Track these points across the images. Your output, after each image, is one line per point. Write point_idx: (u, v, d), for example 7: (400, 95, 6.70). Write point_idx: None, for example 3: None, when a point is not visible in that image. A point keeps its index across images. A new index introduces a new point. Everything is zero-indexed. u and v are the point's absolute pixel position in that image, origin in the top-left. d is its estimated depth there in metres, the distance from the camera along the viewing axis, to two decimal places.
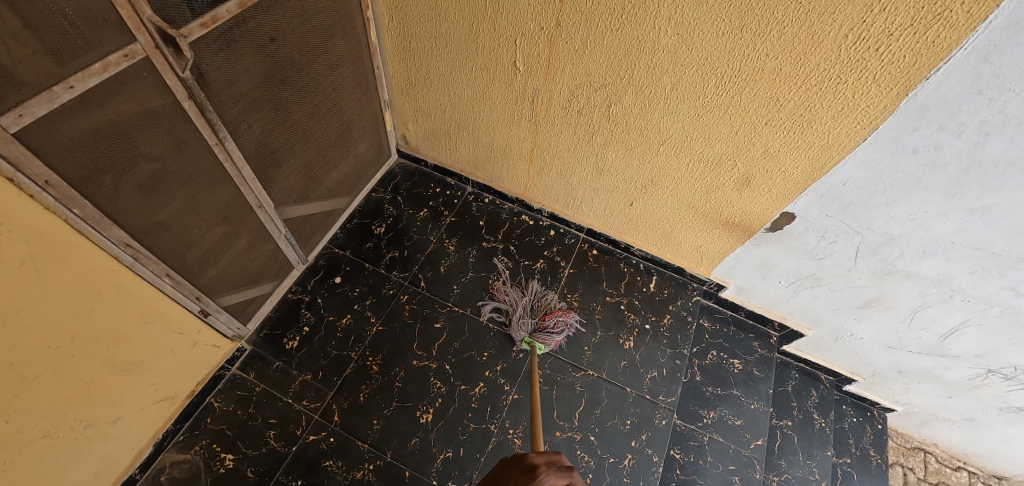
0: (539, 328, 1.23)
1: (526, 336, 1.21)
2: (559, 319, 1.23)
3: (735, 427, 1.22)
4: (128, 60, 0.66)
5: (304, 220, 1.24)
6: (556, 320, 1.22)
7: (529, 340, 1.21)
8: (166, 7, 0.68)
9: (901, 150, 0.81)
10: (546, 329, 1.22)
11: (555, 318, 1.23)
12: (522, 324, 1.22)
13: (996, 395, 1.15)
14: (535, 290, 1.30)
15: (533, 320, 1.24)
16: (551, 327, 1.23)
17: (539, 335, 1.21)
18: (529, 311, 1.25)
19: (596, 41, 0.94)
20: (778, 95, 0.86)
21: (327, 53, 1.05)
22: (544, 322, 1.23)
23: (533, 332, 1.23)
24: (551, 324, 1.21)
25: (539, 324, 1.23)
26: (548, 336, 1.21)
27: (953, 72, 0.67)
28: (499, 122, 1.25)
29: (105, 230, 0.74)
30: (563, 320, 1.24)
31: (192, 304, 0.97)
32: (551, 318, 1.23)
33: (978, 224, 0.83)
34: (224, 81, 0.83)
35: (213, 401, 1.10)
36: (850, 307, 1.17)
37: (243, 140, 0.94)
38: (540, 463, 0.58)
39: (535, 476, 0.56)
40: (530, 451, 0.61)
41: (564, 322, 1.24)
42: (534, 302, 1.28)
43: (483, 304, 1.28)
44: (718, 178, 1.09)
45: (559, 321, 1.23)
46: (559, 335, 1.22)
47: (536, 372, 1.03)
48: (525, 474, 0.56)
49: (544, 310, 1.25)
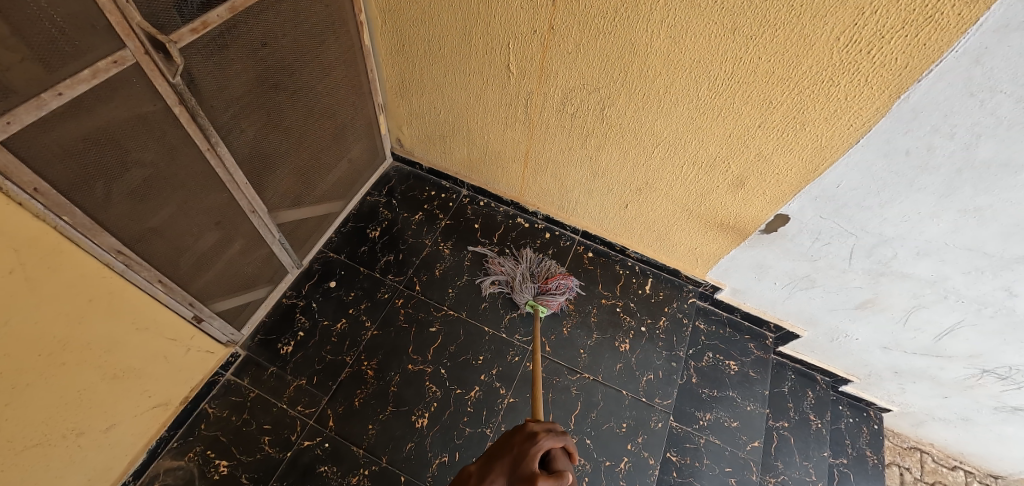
0: (541, 291, 1.26)
1: (529, 300, 1.24)
2: (560, 282, 1.25)
3: (731, 429, 1.22)
4: (118, 66, 0.65)
5: (299, 225, 1.24)
6: (557, 283, 1.24)
7: (532, 303, 1.24)
8: (157, 13, 0.68)
9: (894, 152, 0.81)
10: (549, 292, 1.25)
11: (556, 282, 1.25)
12: (521, 291, 1.26)
13: (992, 395, 1.15)
14: (531, 255, 1.32)
15: (534, 285, 1.26)
16: (553, 289, 1.25)
17: (541, 298, 1.24)
18: (528, 277, 1.27)
19: (589, 44, 0.94)
20: (771, 97, 0.86)
21: (320, 56, 1.04)
22: (546, 285, 1.26)
23: (536, 294, 1.26)
24: (553, 287, 1.24)
25: (541, 288, 1.26)
26: (551, 298, 1.25)
27: (944, 74, 0.68)
28: (494, 125, 1.24)
29: (96, 237, 0.73)
30: (565, 282, 1.26)
31: (185, 310, 0.96)
32: (553, 281, 1.25)
33: (972, 225, 0.83)
34: (216, 86, 0.83)
35: (207, 407, 1.10)
36: (845, 308, 1.18)
37: (236, 145, 0.94)
38: (538, 430, 0.60)
39: (536, 441, 0.57)
40: (529, 421, 0.62)
41: (567, 285, 1.26)
42: (534, 267, 1.29)
43: (478, 282, 1.32)
44: (712, 181, 1.09)
45: (560, 284, 1.25)
46: (562, 296, 1.25)
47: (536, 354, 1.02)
48: (526, 441, 0.58)
49: (544, 274, 1.27)
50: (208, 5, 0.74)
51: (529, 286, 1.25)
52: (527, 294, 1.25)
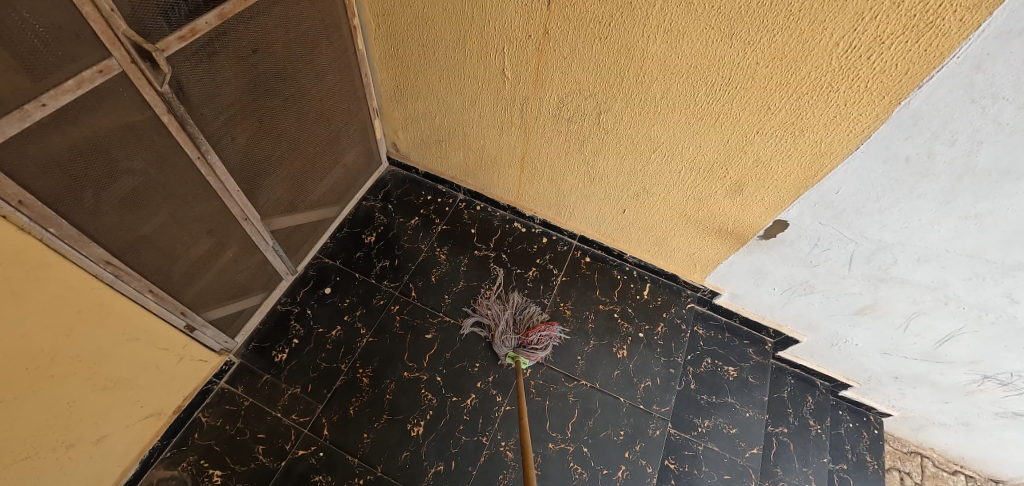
0: (522, 344, 1.21)
1: (510, 351, 1.19)
2: (542, 334, 1.24)
3: (729, 436, 1.21)
4: (103, 76, 0.64)
5: (293, 231, 1.23)
6: (540, 336, 1.23)
7: (513, 355, 1.19)
8: (143, 21, 0.66)
9: (894, 158, 0.80)
10: (530, 345, 1.22)
11: (539, 334, 1.23)
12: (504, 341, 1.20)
13: (993, 400, 1.14)
14: (517, 303, 1.29)
15: (516, 335, 1.22)
16: (534, 343, 1.22)
17: (522, 350, 1.20)
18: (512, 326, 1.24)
19: (584, 49, 0.93)
20: (769, 103, 0.85)
21: (312, 62, 1.03)
22: (528, 338, 1.22)
23: (517, 347, 1.22)
24: (536, 340, 1.21)
25: (523, 340, 1.22)
26: (531, 352, 1.21)
27: (945, 80, 0.66)
28: (490, 130, 1.23)
29: (84, 248, 0.72)
30: (546, 336, 1.24)
31: (177, 319, 0.95)
32: (535, 334, 1.22)
33: (973, 232, 0.82)
34: (205, 94, 0.82)
35: (201, 416, 1.09)
36: (845, 314, 1.16)
37: (227, 152, 0.92)
38: None
39: None
40: None
41: (547, 338, 1.25)
42: (517, 317, 1.27)
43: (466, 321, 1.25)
44: (710, 186, 1.08)
45: (542, 337, 1.24)
46: (542, 351, 1.23)
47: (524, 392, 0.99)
48: None
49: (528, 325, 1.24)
50: (196, 12, 0.72)
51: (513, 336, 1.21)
52: (510, 344, 1.20)
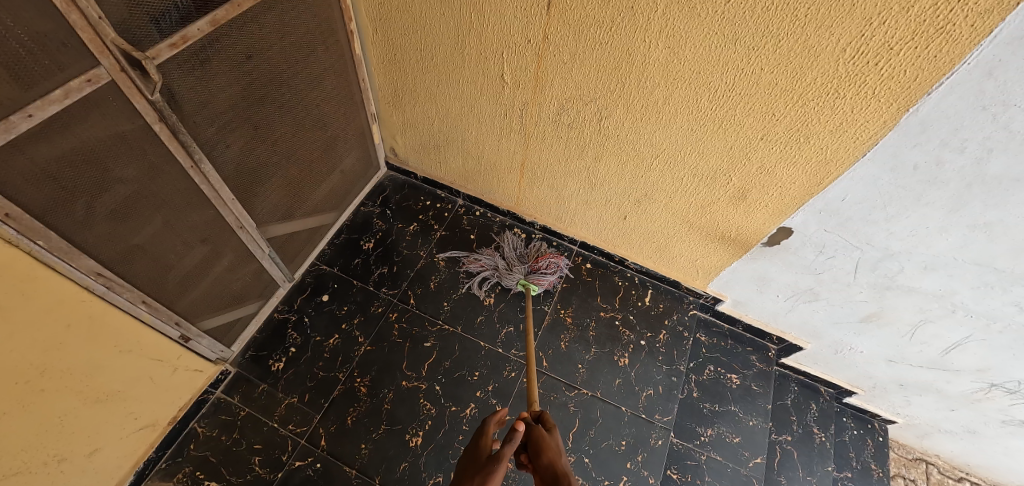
0: (532, 271, 1.29)
1: (521, 278, 1.27)
2: (550, 261, 1.30)
3: (733, 445, 1.20)
4: (92, 85, 0.63)
5: (289, 238, 1.21)
6: (549, 262, 1.29)
7: (524, 281, 1.28)
8: (132, 29, 0.65)
9: (901, 166, 0.78)
10: (539, 271, 1.29)
11: (547, 261, 1.30)
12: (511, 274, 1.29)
13: (1000, 408, 1.12)
14: (513, 240, 1.35)
15: (525, 264, 1.30)
16: (544, 268, 1.29)
17: (532, 277, 1.28)
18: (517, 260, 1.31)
19: (584, 54, 0.91)
20: (774, 109, 0.83)
21: (309, 68, 1.02)
22: (537, 265, 1.29)
23: (527, 273, 1.30)
24: (545, 266, 1.28)
25: (532, 267, 1.29)
26: (542, 276, 1.28)
27: (955, 87, 0.64)
28: (489, 135, 1.22)
29: (74, 260, 0.71)
30: (555, 262, 1.31)
31: (171, 329, 0.94)
32: (543, 259, 1.29)
33: (982, 240, 0.80)
34: (198, 101, 0.80)
35: (197, 426, 1.07)
36: (849, 322, 1.15)
37: (221, 161, 0.91)
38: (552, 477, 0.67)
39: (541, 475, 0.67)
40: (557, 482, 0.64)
41: (556, 263, 1.31)
42: (521, 251, 1.33)
43: (466, 287, 1.32)
44: (713, 193, 1.06)
45: (551, 263, 1.30)
46: (552, 274, 1.30)
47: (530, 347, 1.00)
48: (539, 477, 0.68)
49: (534, 254, 1.31)
50: (188, 18, 0.71)
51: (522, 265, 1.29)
52: (519, 273, 1.28)
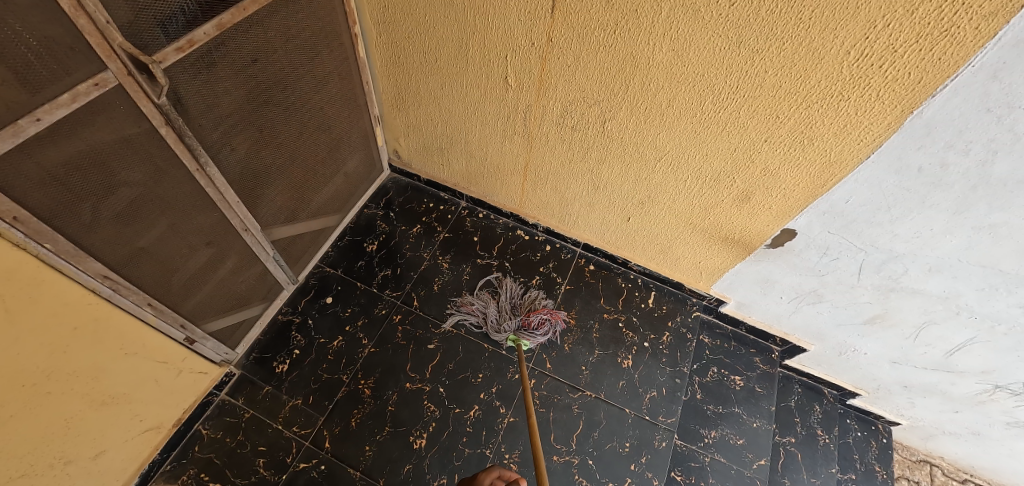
0: (523, 326, 1.24)
1: (511, 334, 1.21)
2: (542, 317, 1.24)
3: (736, 447, 1.20)
4: (99, 89, 0.63)
5: (293, 240, 1.21)
6: (541, 320, 1.24)
7: (514, 338, 1.22)
8: (139, 33, 0.65)
9: (906, 168, 0.78)
10: (530, 328, 1.24)
11: (539, 318, 1.25)
12: (501, 329, 1.23)
13: (1004, 410, 1.12)
14: (512, 289, 1.30)
15: (516, 319, 1.24)
16: (534, 326, 1.24)
17: (522, 333, 1.22)
18: (510, 313, 1.25)
19: (588, 57, 0.91)
20: (777, 112, 0.84)
21: (313, 70, 1.02)
22: (528, 320, 1.24)
23: (517, 329, 1.24)
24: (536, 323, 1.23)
25: (523, 322, 1.23)
26: (531, 334, 1.23)
27: (960, 89, 0.64)
28: (492, 138, 1.22)
29: (81, 263, 0.71)
30: (547, 320, 1.25)
31: (176, 332, 0.94)
32: (535, 316, 1.24)
33: (987, 242, 0.80)
34: (204, 105, 0.80)
35: (201, 428, 1.07)
36: (853, 324, 1.15)
37: (226, 164, 0.91)
38: None
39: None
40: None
41: (549, 322, 1.26)
42: (515, 303, 1.28)
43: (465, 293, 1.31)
44: (717, 194, 1.06)
45: (543, 320, 1.25)
46: (543, 335, 1.24)
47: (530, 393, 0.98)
48: None
49: (528, 308, 1.26)
50: (194, 22, 0.71)
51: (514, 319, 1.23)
52: (510, 327, 1.23)
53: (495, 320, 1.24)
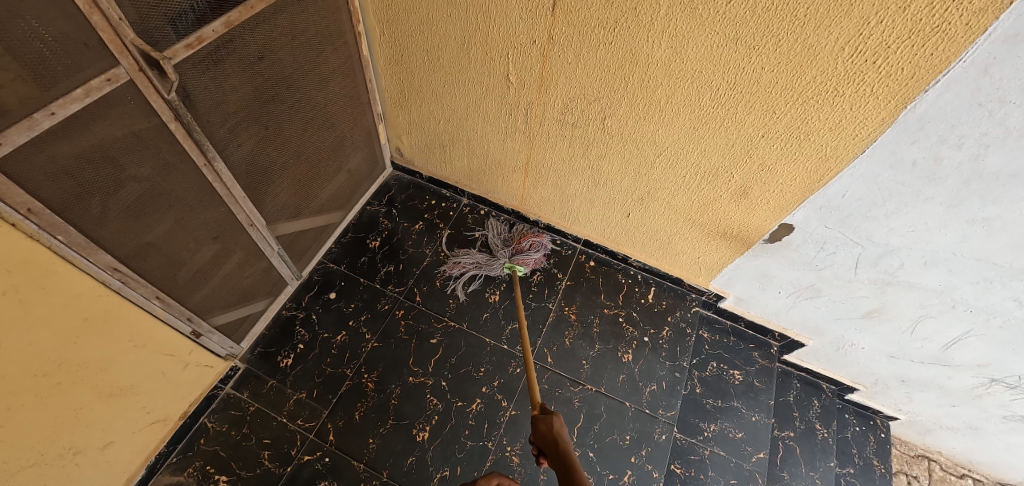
0: (516, 252, 1.34)
1: (506, 261, 1.31)
2: (531, 241, 1.35)
3: (735, 440, 1.21)
4: (112, 84, 0.65)
5: (297, 236, 1.23)
6: (530, 242, 1.34)
7: (509, 264, 1.32)
8: (150, 30, 0.67)
9: (900, 163, 0.80)
10: (523, 251, 1.34)
11: (528, 242, 1.35)
12: (496, 261, 1.33)
13: (1001, 404, 1.13)
14: (498, 227, 1.40)
15: (508, 248, 1.34)
16: (527, 248, 1.34)
17: (517, 259, 1.32)
18: (502, 245, 1.35)
19: (588, 55, 0.93)
20: (774, 108, 0.85)
21: (317, 68, 1.03)
22: (519, 246, 1.34)
23: (511, 256, 1.34)
24: (526, 246, 1.33)
25: (515, 249, 1.34)
26: (525, 256, 1.33)
27: (952, 84, 0.66)
28: (494, 136, 1.24)
29: (91, 255, 0.73)
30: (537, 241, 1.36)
31: (183, 325, 0.95)
32: (524, 240, 1.34)
33: (980, 236, 0.82)
34: (211, 101, 0.82)
35: (207, 421, 1.09)
36: (851, 318, 1.16)
37: (233, 160, 0.93)
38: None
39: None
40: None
41: (540, 243, 1.36)
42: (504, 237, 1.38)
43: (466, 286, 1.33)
44: (715, 190, 1.07)
45: (533, 242, 1.35)
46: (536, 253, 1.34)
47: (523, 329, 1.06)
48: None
49: (517, 237, 1.36)
50: (203, 20, 0.73)
51: (506, 248, 1.33)
52: (504, 257, 1.33)
53: (487, 259, 1.33)
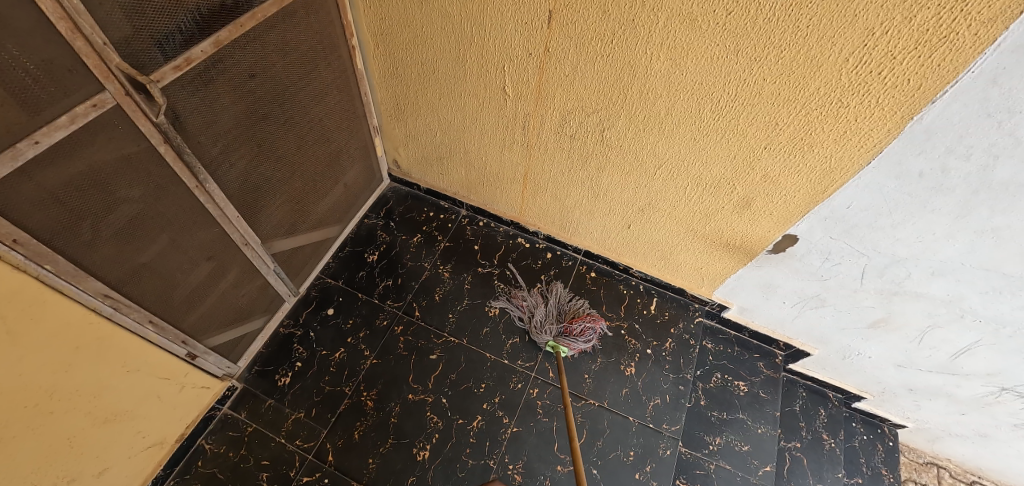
0: (564, 333, 1.24)
1: (552, 338, 1.22)
2: (585, 326, 1.25)
3: (741, 453, 1.19)
4: (97, 110, 0.63)
5: (293, 253, 1.21)
6: (582, 327, 1.24)
7: (554, 344, 1.22)
8: (137, 53, 0.65)
9: (907, 174, 0.78)
10: (571, 335, 1.24)
11: (582, 326, 1.25)
12: (542, 331, 1.23)
13: (1011, 412, 1.11)
14: (560, 291, 1.31)
15: (557, 325, 1.25)
16: (577, 333, 1.24)
17: (563, 339, 1.23)
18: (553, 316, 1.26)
19: (586, 66, 0.91)
20: (777, 119, 0.83)
21: (310, 84, 1.02)
22: (570, 327, 1.25)
23: (558, 336, 1.24)
24: (577, 330, 1.23)
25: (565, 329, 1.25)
26: (573, 341, 1.23)
27: (960, 95, 0.64)
28: (491, 148, 1.22)
29: (81, 283, 0.71)
30: (590, 326, 1.25)
31: (177, 348, 0.94)
32: (578, 323, 1.24)
33: (989, 246, 0.79)
34: (202, 122, 0.80)
35: (204, 443, 1.07)
36: (857, 328, 1.14)
37: (226, 180, 0.91)
38: None
39: None
40: None
41: (591, 329, 1.26)
42: (560, 307, 1.29)
43: (470, 299, 1.32)
44: (717, 200, 1.05)
45: (585, 328, 1.25)
46: (585, 342, 1.24)
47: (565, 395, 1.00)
48: None
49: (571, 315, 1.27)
50: (191, 41, 0.72)
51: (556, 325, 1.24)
52: (551, 332, 1.23)
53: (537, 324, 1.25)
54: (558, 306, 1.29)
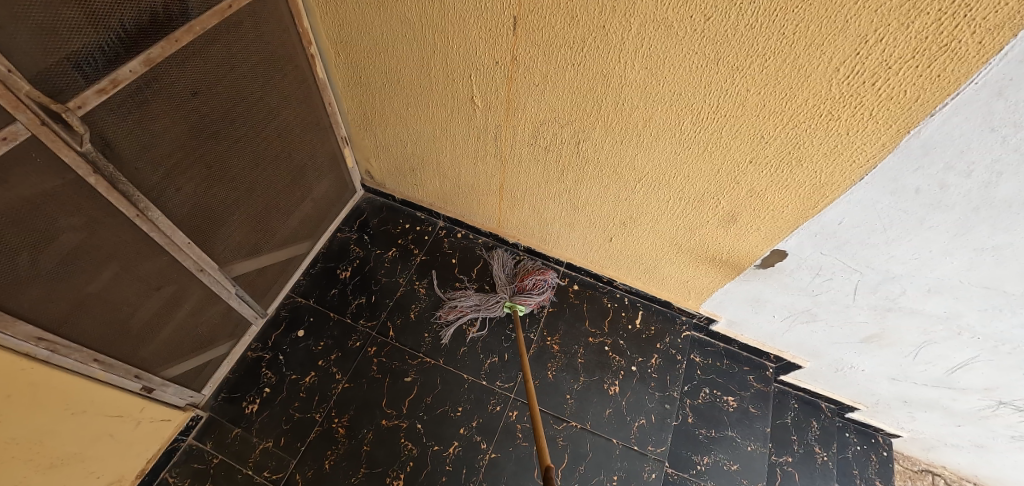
0: (518, 291, 1.25)
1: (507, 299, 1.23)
2: (536, 279, 1.25)
3: (730, 473, 1.15)
4: (8, 144, 0.55)
5: (258, 274, 1.15)
6: (533, 281, 1.24)
7: (510, 303, 1.22)
8: (53, 78, 0.57)
9: (902, 190, 0.72)
10: (525, 291, 1.25)
11: (533, 279, 1.25)
12: (496, 298, 1.25)
13: (1009, 425, 1.05)
14: (502, 258, 1.33)
15: (510, 286, 1.27)
16: (530, 287, 1.25)
17: (518, 297, 1.24)
18: (504, 281, 1.28)
19: (557, 76, 0.84)
20: (762, 132, 0.77)
21: (265, 98, 0.95)
22: (522, 284, 1.25)
23: (513, 295, 1.25)
24: (529, 285, 1.24)
25: (517, 287, 1.25)
26: (528, 296, 1.24)
27: (961, 108, 0.58)
28: (465, 159, 1.15)
29: (9, 328, 0.64)
30: (541, 279, 1.26)
31: (130, 383, 0.89)
32: (528, 278, 1.25)
33: (989, 264, 0.74)
34: (138, 146, 0.73)
35: (168, 476, 1.03)
36: (850, 342, 1.09)
37: (172, 207, 0.84)
38: None
39: None
40: None
41: (544, 282, 1.26)
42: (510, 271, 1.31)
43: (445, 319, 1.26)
44: (702, 215, 0.99)
45: (537, 281, 1.25)
46: (540, 293, 1.25)
47: (526, 365, 1.00)
48: None
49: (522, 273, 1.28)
50: (116, 60, 0.64)
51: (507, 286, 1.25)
52: (504, 295, 1.24)
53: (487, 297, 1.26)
54: (505, 271, 1.31)
